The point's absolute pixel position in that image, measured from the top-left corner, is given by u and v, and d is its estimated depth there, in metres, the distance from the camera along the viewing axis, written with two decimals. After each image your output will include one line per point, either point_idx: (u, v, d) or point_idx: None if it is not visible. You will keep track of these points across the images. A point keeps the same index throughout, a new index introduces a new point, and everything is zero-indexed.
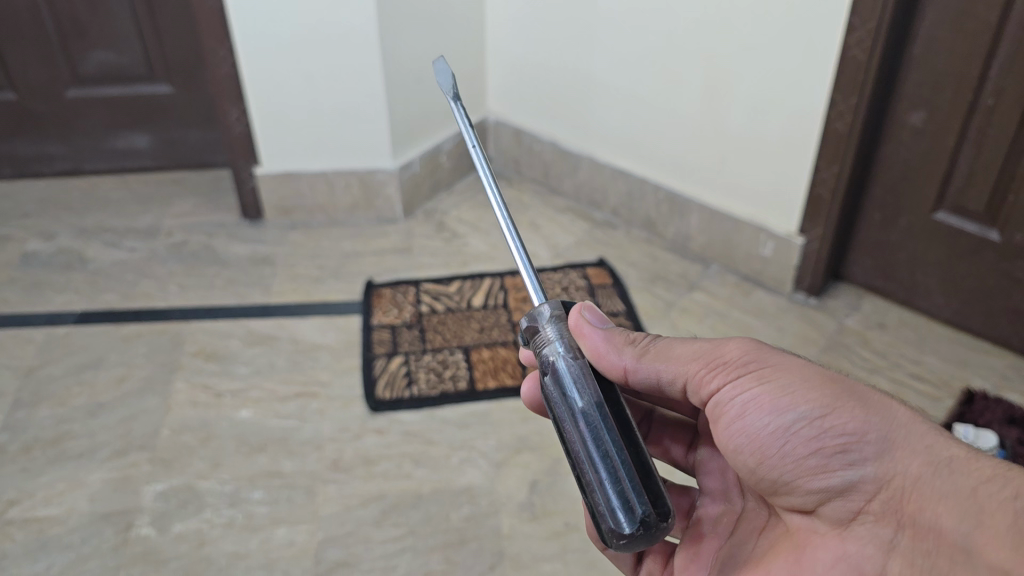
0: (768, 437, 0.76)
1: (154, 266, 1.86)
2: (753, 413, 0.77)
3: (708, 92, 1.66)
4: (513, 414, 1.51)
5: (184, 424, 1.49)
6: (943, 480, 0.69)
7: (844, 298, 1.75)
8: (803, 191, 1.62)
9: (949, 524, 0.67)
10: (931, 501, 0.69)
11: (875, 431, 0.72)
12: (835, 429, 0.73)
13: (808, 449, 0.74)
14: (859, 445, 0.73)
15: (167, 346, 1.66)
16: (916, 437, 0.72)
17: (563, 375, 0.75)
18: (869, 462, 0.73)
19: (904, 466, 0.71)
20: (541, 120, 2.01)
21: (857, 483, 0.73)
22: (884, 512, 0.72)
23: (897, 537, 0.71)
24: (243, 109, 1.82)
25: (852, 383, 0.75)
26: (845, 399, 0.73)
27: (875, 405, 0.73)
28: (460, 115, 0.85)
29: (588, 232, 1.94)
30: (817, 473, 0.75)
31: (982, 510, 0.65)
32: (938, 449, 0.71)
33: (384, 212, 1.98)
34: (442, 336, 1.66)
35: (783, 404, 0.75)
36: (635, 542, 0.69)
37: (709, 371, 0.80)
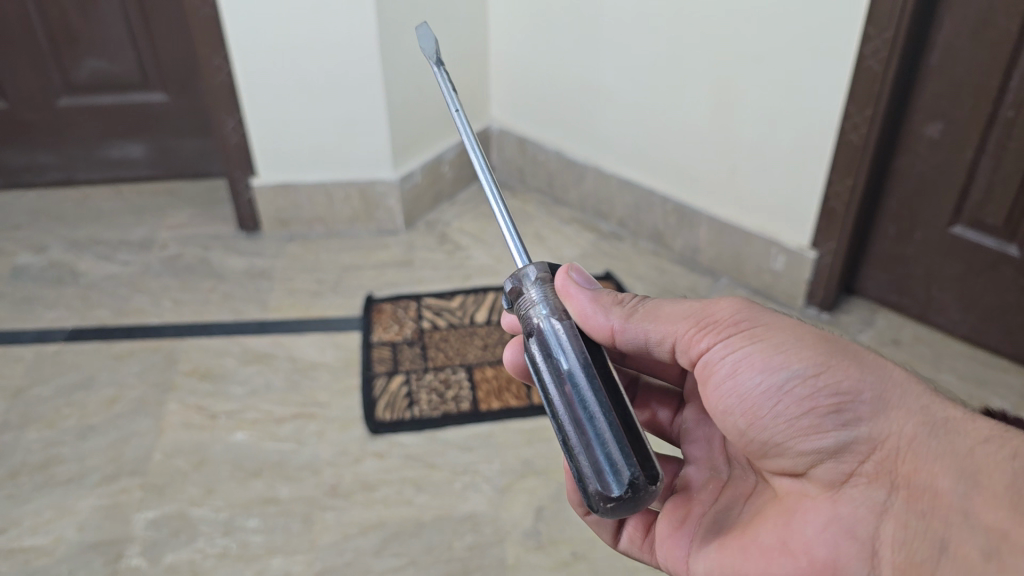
0: (759, 395, 0.75)
1: (148, 280, 1.82)
2: (744, 372, 0.76)
3: (717, 102, 1.61)
4: (518, 436, 1.47)
5: (178, 448, 1.46)
6: (939, 439, 0.68)
7: (857, 313, 1.70)
8: (815, 203, 1.57)
9: (944, 482, 0.66)
10: (927, 462, 0.68)
11: (870, 390, 0.71)
12: (829, 386, 0.72)
13: (800, 407, 0.73)
14: (852, 403, 0.71)
15: (161, 364, 1.62)
16: (911, 396, 0.71)
17: (548, 338, 0.76)
18: (863, 420, 0.71)
19: (899, 425, 0.70)
20: (546, 129, 1.96)
21: (849, 443, 0.72)
22: (876, 472, 0.71)
23: (888, 497, 0.70)
24: (239, 120, 1.77)
25: (847, 343, 0.75)
26: (838, 357, 0.73)
27: (871, 363, 0.72)
28: (444, 80, 0.85)
29: (594, 244, 1.89)
30: (808, 433, 0.73)
31: (976, 468, 0.65)
32: (933, 409, 0.70)
33: (384, 223, 1.93)
34: (444, 354, 1.61)
35: (776, 361, 0.74)
36: (624, 503, 0.71)
37: (700, 331, 0.80)
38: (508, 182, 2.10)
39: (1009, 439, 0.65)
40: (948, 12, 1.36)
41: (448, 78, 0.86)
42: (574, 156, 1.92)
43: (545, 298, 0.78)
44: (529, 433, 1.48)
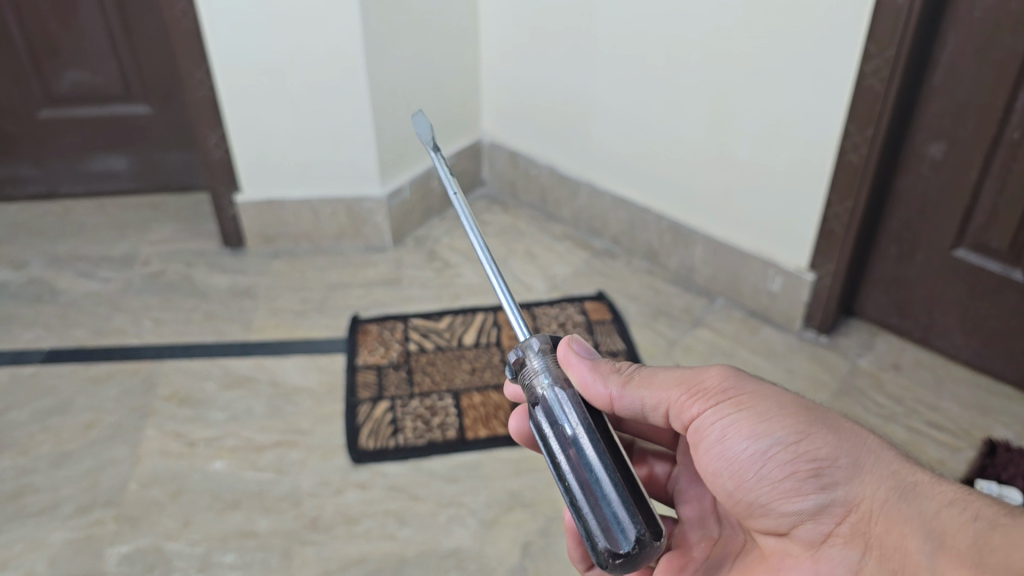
0: (743, 461, 0.76)
1: (129, 298, 1.77)
2: (731, 438, 0.77)
3: (714, 119, 1.56)
4: (505, 466, 1.43)
5: (154, 476, 1.41)
6: (910, 503, 0.69)
7: (856, 336, 1.65)
8: (814, 225, 1.52)
9: (913, 545, 0.67)
10: (900, 526, 0.69)
11: (846, 456, 0.73)
12: (808, 452, 0.73)
13: (782, 472, 0.74)
14: (830, 468, 0.73)
15: (139, 388, 1.57)
16: (885, 461, 0.72)
17: (552, 406, 0.75)
18: (841, 485, 0.72)
19: (875, 490, 0.71)
20: (538, 143, 1.91)
21: (830, 508, 0.73)
22: (852, 535, 0.72)
23: (865, 561, 0.71)
24: (222, 134, 1.72)
25: (826, 411, 0.76)
26: (818, 424, 0.74)
27: (848, 432, 0.74)
28: (439, 160, 0.86)
29: (586, 262, 1.84)
30: (789, 497, 0.74)
31: (941, 532, 0.66)
32: (906, 474, 0.71)
33: (372, 240, 1.88)
34: (431, 378, 1.57)
35: (759, 427, 0.75)
36: (633, 563, 0.71)
37: (689, 396, 0.80)
38: (500, 196, 2.06)
39: (972, 501, 0.66)
40: (951, 28, 1.31)
41: (445, 162, 0.85)
42: (566, 172, 1.88)
43: (547, 369, 0.76)
44: (517, 462, 1.43)
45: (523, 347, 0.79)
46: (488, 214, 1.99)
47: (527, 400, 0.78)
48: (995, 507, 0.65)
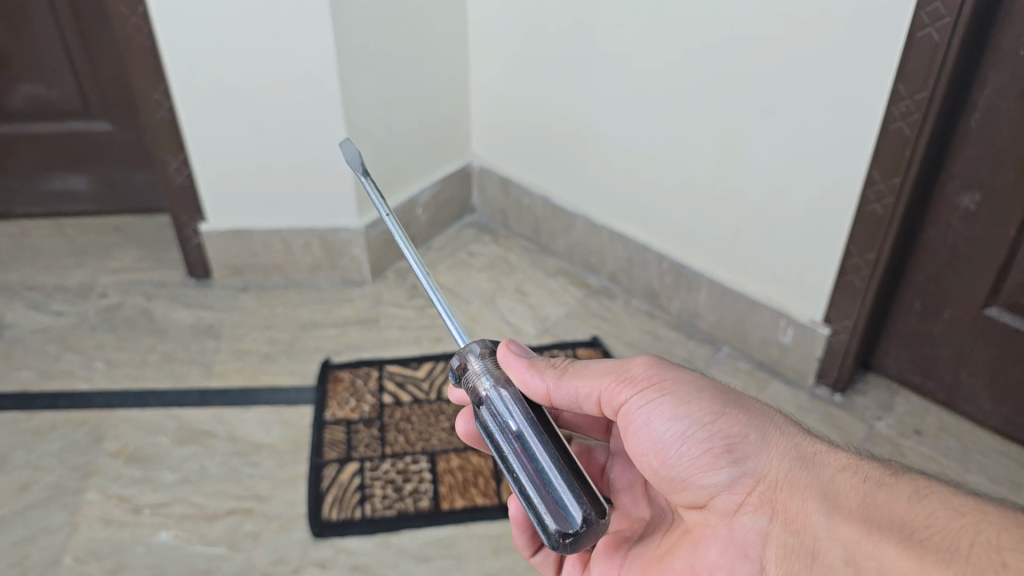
0: (665, 439, 0.83)
1: (81, 335, 1.63)
2: (655, 420, 0.84)
3: (720, 156, 1.41)
4: (483, 544, 1.29)
5: (92, 549, 1.28)
6: (809, 470, 0.76)
7: (874, 394, 1.50)
8: (831, 276, 1.37)
9: (810, 506, 0.73)
10: (800, 492, 0.75)
11: (756, 433, 0.80)
12: (720, 430, 0.80)
13: (699, 449, 0.81)
14: (740, 443, 0.80)
15: (84, 442, 1.44)
16: (788, 435, 0.79)
17: (494, 403, 0.80)
18: (750, 458, 0.79)
19: (780, 462, 0.78)
20: (531, 170, 1.76)
21: (741, 480, 0.79)
22: (760, 503, 0.78)
23: (773, 525, 0.76)
24: (183, 159, 1.57)
25: (739, 394, 0.83)
26: (731, 406, 0.81)
27: (756, 412, 0.81)
28: (371, 190, 0.91)
29: (581, 302, 1.69)
30: (705, 471, 0.81)
31: (835, 494, 0.72)
32: (806, 445, 0.78)
33: (349, 273, 1.73)
34: (405, 436, 1.43)
35: (681, 410, 0.82)
36: (582, 541, 0.75)
37: (620, 384, 0.87)
38: (491, 224, 1.91)
39: (865, 466, 0.73)
40: (993, 69, 1.15)
41: (375, 187, 0.92)
42: (562, 202, 1.73)
43: (487, 370, 0.82)
44: (496, 540, 1.29)
45: (461, 354, 0.84)
46: (477, 244, 1.84)
47: (471, 402, 0.83)
48: (881, 470, 0.72)
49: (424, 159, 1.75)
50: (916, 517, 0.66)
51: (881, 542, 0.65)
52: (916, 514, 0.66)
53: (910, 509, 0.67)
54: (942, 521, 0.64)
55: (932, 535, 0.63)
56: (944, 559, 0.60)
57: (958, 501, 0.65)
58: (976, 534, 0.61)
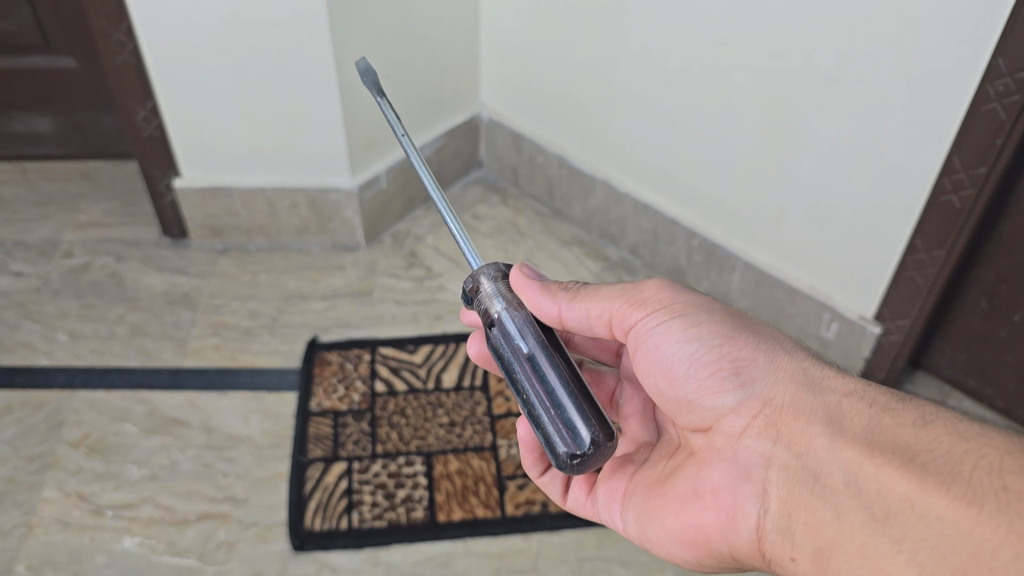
0: (672, 361, 0.80)
1: (42, 300, 1.47)
2: (663, 341, 0.81)
3: (769, 127, 1.22)
4: (482, 564, 1.15)
5: (47, 556, 1.15)
6: (816, 394, 0.73)
7: (921, 397, 1.34)
8: (888, 272, 1.20)
9: (814, 428, 0.71)
10: (806, 415, 0.72)
11: (764, 357, 0.77)
12: (728, 353, 0.78)
13: (706, 370, 0.78)
14: (748, 366, 0.77)
15: (41, 428, 1.29)
16: (797, 360, 0.76)
17: (506, 324, 0.78)
18: (757, 382, 0.76)
19: (788, 385, 0.75)
20: (546, 126, 1.57)
21: (747, 404, 0.76)
22: (765, 426, 0.75)
23: (777, 448, 0.73)
24: (152, 109, 1.38)
25: (750, 320, 0.81)
26: (740, 330, 0.78)
27: (766, 336, 0.78)
28: (388, 112, 0.95)
29: (597, 277, 1.53)
30: (711, 392, 0.78)
31: (840, 418, 0.70)
32: (816, 369, 0.75)
33: (341, 237, 1.57)
34: (399, 432, 1.28)
35: (691, 332, 0.79)
36: (588, 463, 0.72)
37: (631, 306, 0.83)
38: (499, 181, 1.73)
39: (872, 392, 0.71)
40: None
41: (392, 111, 0.95)
42: (579, 164, 1.54)
43: (499, 293, 0.80)
44: (497, 560, 1.16)
45: (473, 277, 0.82)
46: (483, 205, 1.67)
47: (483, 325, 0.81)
48: (887, 395, 0.70)
49: (427, 111, 1.56)
50: (921, 441, 0.65)
51: (883, 464, 0.65)
52: (921, 438, 0.65)
53: (915, 434, 0.66)
54: (946, 446, 0.63)
55: (935, 458, 0.63)
56: (948, 484, 0.60)
57: (963, 427, 0.64)
58: (980, 458, 0.61)
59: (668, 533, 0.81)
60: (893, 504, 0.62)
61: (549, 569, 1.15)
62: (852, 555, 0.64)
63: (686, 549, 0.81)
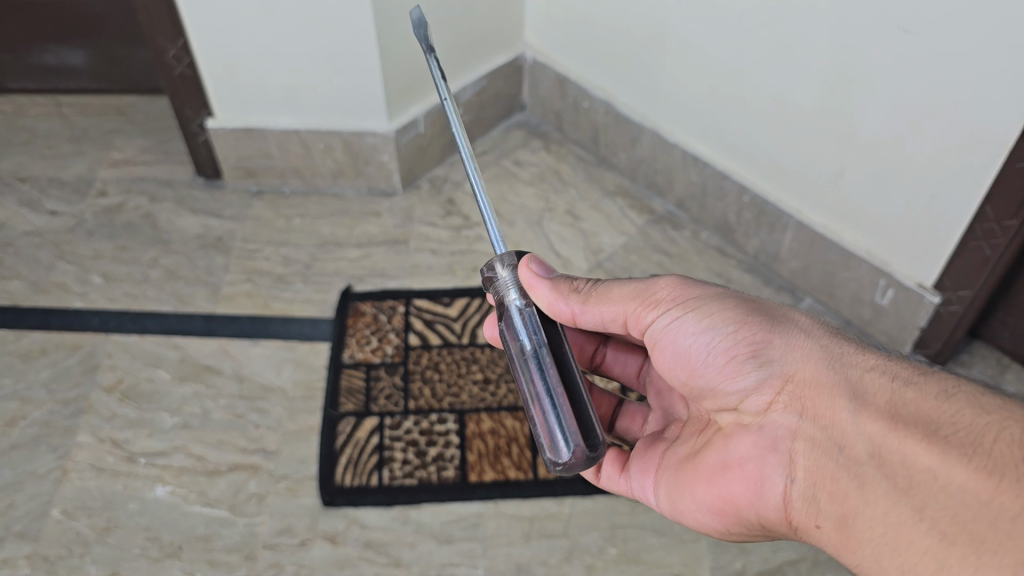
0: (690, 347, 0.79)
1: (76, 241, 1.45)
2: (682, 331, 0.79)
3: (834, 80, 1.14)
4: (513, 527, 1.14)
5: (82, 502, 1.16)
6: (836, 370, 0.72)
7: (980, 369, 1.27)
8: (953, 240, 1.13)
9: (837, 404, 0.70)
10: (828, 390, 0.71)
11: (781, 339, 0.75)
12: (745, 336, 0.76)
13: (726, 356, 0.76)
14: (765, 345, 0.75)
15: (76, 371, 1.29)
16: (816, 333, 0.75)
17: (514, 320, 0.77)
18: (777, 361, 0.75)
19: (808, 360, 0.73)
20: (594, 69, 1.49)
21: (767, 381, 0.75)
22: (788, 402, 0.73)
23: (801, 423, 0.72)
24: (183, 46, 1.33)
25: (762, 301, 0.79)
26: (755, 313, 0.77)
27: (779, 317, 0.77)
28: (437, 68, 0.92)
29: (641, 230, 1.47)
30: (730, 374, 0.76)
31: (862, 389, 0.70)
32: (836, 342, 0.74)
33: (377, 182, 1.52)
34: (431, 388, 1.26)
35: (709, 316, 0.78)
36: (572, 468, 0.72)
37: (644, 308, 0.81)
38: (542, 125, 1.66)
39: (892, 366, 0.70)
40: None
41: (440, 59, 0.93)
42: (627, 112, 1.47)
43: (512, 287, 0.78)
44: (528, 523, 1.14)
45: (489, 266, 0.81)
46: (525, 151, 1.61)
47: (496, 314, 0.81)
48: (906, 368, 0.70)
49: (468, 51, 1.49)
50: (943, 413, 0.65)
51: (906, 438, 0.65)
52: (944, 412, 0.65)
53: (938, 406, 0.66)
54: (968, 418, 0.64)
55: (958, 432, 0.63)
56: (971, 456, 0.61)
57: (983, 400, 0.65)
58: (1000, 431, 0.62)
59: (694, 507, 0.81)
60: (917, 475, 0.63)
61: (581, 534, 1.13)
62: (876, 526, 0.65)
63: (714, 519, 0.80)
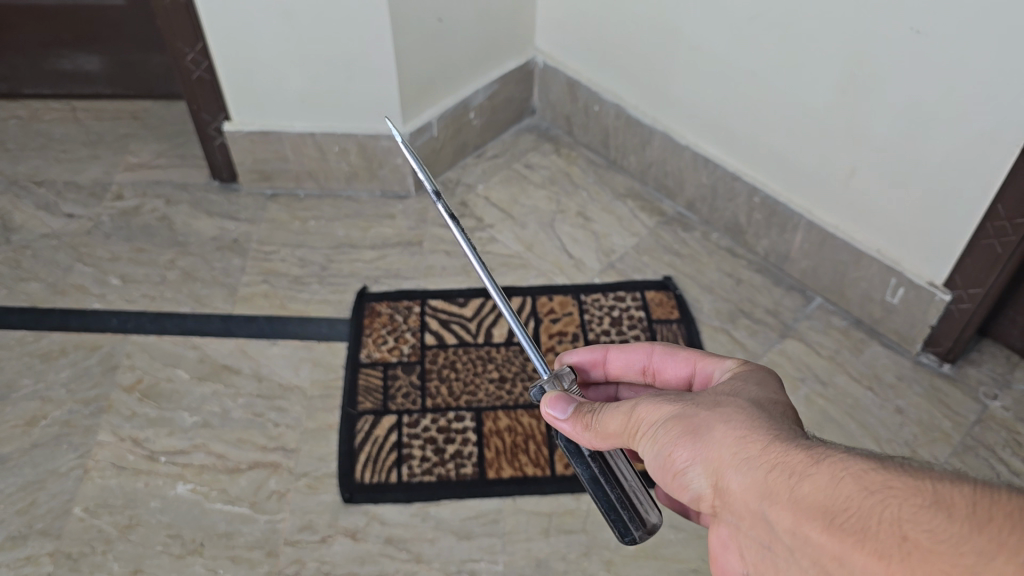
0: (655, 470, 0.70)
1: (93, 243, 1.46)
2: (646, 457, 0.70)
3: (847, 81, 1.16)
4: (531, 523, 1.15)
5: (103, 500, 1.17)
6: (747, 473, 0.61)
7: (989, 367, 1.29)
8: (965, 237, 1.15)
9: (754, 508, 0.60)
10: (740, 495, 0.61)
11: (707, 451, 0.65)
12: (681, 453, 0.66)
13: (675, 473, 0.67)
14: (696, 458, 0.65)
15: (96, 371, 1.30)
16: (735, 435, 0.63)
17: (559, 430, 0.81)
18: (706, 469, 0.65)
19: (722, 469, 0.63)
20: (605, 73, 1.52)
21: (706, 493, 0.65)
22: (724, 507, 0.63)
23: (737, 527, 0.63)
24: (201, 49, 1.35)
25: (701, 409, 0.68)
26: (689, 428, 0.67)
27: (707, 425, 0.66)
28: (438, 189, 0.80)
29: (652, 232, 1.49)
30: (680, 487, 0.68)
31: (768, 489, 0.58)
32: (749, 439, 0.62)
33: (391, 184, 1.54)
34: (448, 388, 1.27)
35: (651, 439, 0.69)
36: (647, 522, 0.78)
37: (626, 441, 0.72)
38: (552, 129, 1.68)
39: (793, 456, 0.58)
40: None
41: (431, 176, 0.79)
42: (638, 115, 1.49)
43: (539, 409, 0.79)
44: (546, 519, 1.15)
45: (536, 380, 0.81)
46: (536, 154, 1.63)
47: None
48: (807, 456, 0.57)
49: (480, 54, 1.51)
50: (833, 497, 0.53)
51: (807, 531, 0.54)
52: (834, 494, 0.53)
53: (828, 490, 0.53)
54: (854, 502, 0.51)
55: (846, 517, 0.51)
56: (859, 540, 0.50)
57: (872, 475, 0.52)
58: (881, 508, 0.50)
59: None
60: (827, 567, 0.53)
61: (598, 530, 1.14)
62: None
63: None
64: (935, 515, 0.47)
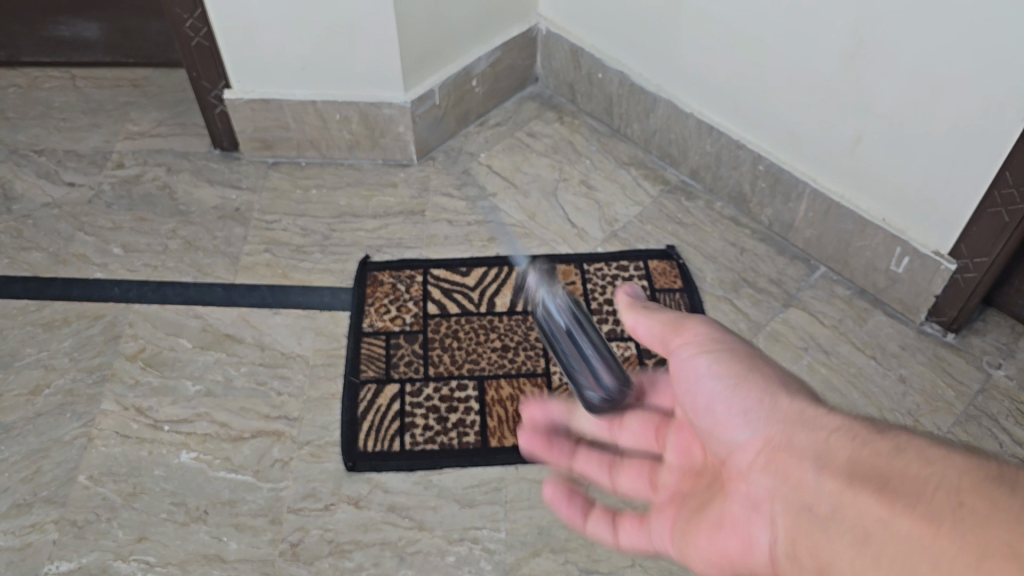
0: (705, 391, 0.73)
1: (95, 212, 1.46)
2: (705, 377, 0.73)
3: (855, 45, 1.14)
4: (534, 491, 1.15)
5: (107, 468, 1.17)
6: (809, 431, 0.64)
7: (994, 336, 1.29)
8: (972, 205, 1.14)
9: (806, 464, 0.63)
10: (801, 450, 0.64)
11: (769, 400, 0.69)
12: (749, 387, 0.70)
13: (733, 409, 0.70)
14: (757, 406, 0.69)
15: (99, 340, 1.30)
16: (797, 403, 0.68)
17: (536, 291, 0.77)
18: (766, 420, 0.68)
19: (789, 426, 0.66)
20: (608, 40, 1.50)
21: (755, 442, 0.68)
22: (769, 461, 0.66)
23: (777, 483, 0.65)
24: (200, 16, 1.34)
25: (763, 362, 0.73)
26: (755, 376, 0.71)
27: (766, 381, 0.70)
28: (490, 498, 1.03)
29: (656, 201, 1.48)
30: (728, 428, 0.71)
31: (828, 451, 0.62)
32: (814, 405, 0.67)
33: (393, 152, 1.53)
34: (451, 357, 1.27)
35: (710, 362, 0.73)
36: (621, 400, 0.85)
37: (672, 336, 0.76)
38: (555, 97, 1.67)
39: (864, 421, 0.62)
40: None
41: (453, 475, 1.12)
42: (642, 83, 1.48)
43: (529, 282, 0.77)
44: None
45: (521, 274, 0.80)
46: (539, 122, 1.62)
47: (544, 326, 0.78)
48: (872, 427, 0.61)
49: (483, 21, 1.49)
50: (891, 466, 0.57)
51: (858, 493, 0.57)
52: (896, 462, 0.57)
53: (889, 457, 0.57)
54: (915, 469, 0.55)
55: (906, 482, 0.55)
56: (914, 504, 0.53)
57: (932, 450, 0.56)
58: (938, 476, 0.54)
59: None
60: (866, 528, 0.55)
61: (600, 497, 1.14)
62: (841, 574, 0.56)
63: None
64: (996, 489, 0.51)
